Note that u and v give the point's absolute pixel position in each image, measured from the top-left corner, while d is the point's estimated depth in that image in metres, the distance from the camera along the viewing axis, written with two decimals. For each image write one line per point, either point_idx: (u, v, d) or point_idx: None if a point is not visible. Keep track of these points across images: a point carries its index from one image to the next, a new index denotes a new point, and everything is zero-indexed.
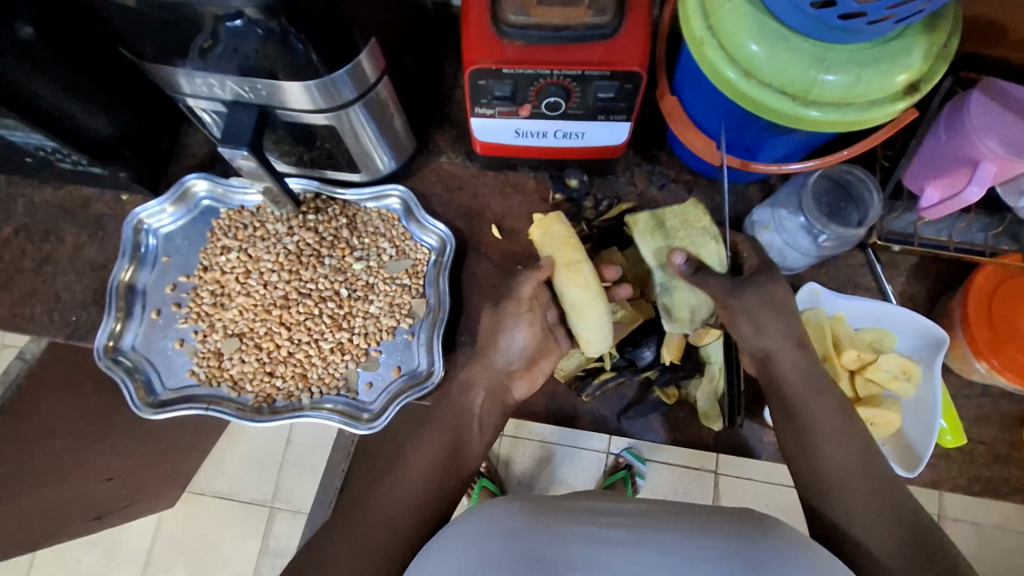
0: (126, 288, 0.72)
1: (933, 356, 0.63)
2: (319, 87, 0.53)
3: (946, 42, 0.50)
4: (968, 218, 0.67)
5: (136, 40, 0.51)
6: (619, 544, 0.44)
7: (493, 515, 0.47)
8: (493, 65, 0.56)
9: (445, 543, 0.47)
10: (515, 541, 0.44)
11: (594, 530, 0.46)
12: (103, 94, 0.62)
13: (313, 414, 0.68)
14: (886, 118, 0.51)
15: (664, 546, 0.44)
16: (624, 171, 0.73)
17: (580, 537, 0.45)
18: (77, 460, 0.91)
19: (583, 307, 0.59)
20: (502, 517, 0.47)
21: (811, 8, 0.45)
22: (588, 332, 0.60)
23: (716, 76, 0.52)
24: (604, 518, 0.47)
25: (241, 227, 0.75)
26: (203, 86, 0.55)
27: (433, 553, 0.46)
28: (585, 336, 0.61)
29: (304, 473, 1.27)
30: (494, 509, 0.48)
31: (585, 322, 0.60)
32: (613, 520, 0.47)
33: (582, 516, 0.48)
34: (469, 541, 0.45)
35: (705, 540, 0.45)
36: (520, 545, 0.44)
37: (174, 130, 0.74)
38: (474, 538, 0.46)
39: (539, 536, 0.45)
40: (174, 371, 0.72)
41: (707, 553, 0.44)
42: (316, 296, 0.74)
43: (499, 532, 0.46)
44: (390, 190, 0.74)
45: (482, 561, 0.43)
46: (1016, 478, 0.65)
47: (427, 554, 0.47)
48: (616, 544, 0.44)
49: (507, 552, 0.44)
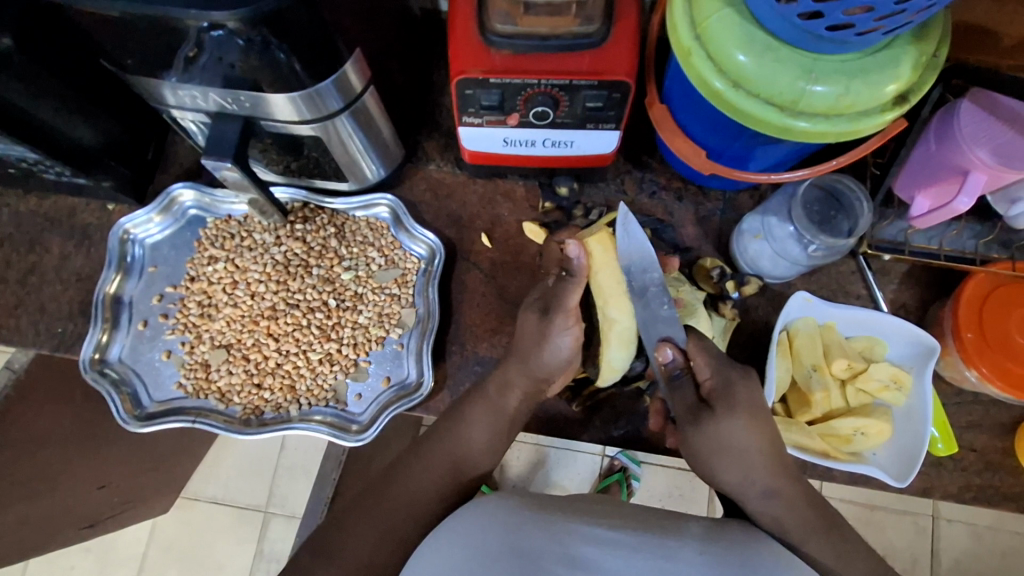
0: (112, 300, 0.71)
1: (924, 365, 0.63)
2: (304, 99, 0.53)
3: (936, 51, 0.50)
4: (959, 225, 0.67)
5: (117, 52, 0.51)
6: (614, 545, 0.44)
7: (491, 512, 0.47)
8: (480, 74, 0.55)
9: (444, 536, 0.47)
10: (513, 533, 0.44)
11: (589, 530, 0.45)
12: (86, 104, 0.62)
13: (301, 425, 0.68)
14: (875, 128, 0.51)
15: (664, 550, 0.44)
16: (614, 178, 0.73)
17: (577, 537, 0.44)
18: (67, 467, 0.90)
19: (627, 339, 0.60)
20: (498, 516, 0.46)
21: (798, 19, 0.45)
22: (610, 364, 0.61)
23: (703, 85, 0.51)
24: (600, 520, 0.47)
25: (229, 237, 0.75)
26: (187, 98, 0.55)
27: (435, 548, 0.46)
28: (611, 368, 0.61)
29: (299, 477, 1.26)
30: (490, 508, 0.47)
31: (624, 353, 0.60)
32: (606, 521, 0.47)
33: (580, 516, 0.47)
34: (474, 533, 0.45)
35: (706, 546, 0.45)
36: (517, 537, 0.44)
37: (159, 139, 0.73)
38: (475, 533, 0.45)
39: (537, 534, 0.44)
40: (161, 383, 0.71)
41: (708, 558, 0.44)
42: (304, 307, 0.73)
43: (497, 525, 0.45)
44: (378, 200, 0.73)
45: (482, 553, 0.43)
46: (1007, 485, 0.65)
47: (428, 545, 0.48)
48: (613, 545, 0.44)
49: (505, 544, 0.43)
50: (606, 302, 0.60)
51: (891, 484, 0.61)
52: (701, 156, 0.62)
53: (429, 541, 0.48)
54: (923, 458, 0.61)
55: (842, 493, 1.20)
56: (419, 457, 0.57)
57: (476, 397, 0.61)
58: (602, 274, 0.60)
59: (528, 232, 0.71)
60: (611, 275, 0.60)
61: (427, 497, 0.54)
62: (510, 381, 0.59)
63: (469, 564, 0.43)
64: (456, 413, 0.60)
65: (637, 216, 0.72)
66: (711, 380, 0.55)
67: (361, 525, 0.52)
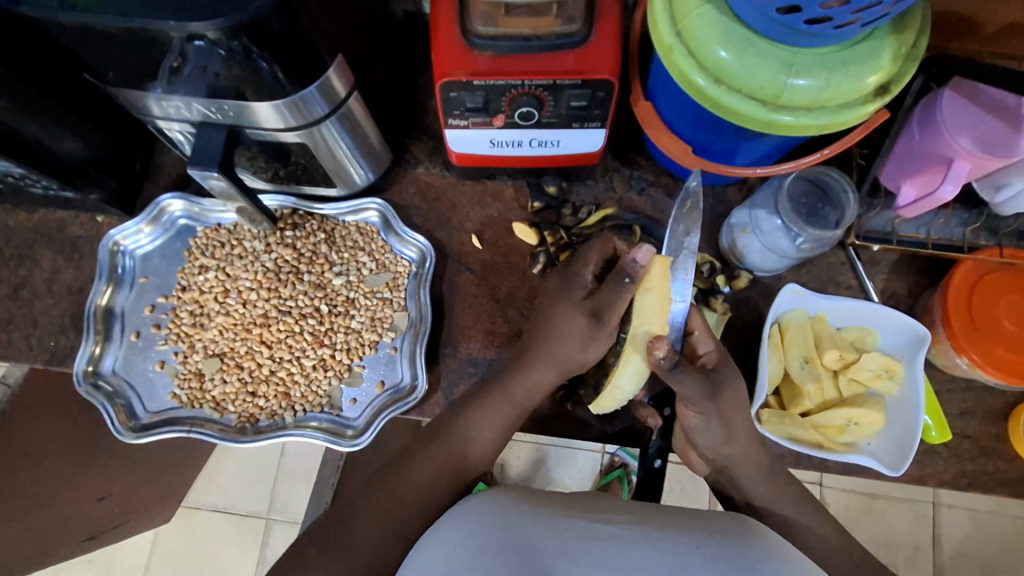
0: (104, 312, 0.71)
1: (916, 353, 0.63)
2: (288, 105, 0.53)
3: (915, 41, 0.50)
4: (946, 214, 0.67)
5: (100, 64, 0.51)
6: (613, 540, 0.44)
7: (490, 509, 0.47)
8: (464, 77, 0.56)
9: (441, 539, 0.47)
10: (511, 531, 0.44)
11: (588, 525, 0.45)
12: (71, 118, 0.61)
13: (297, 432, 0.68)
14: (858, 119, 0.51)
15: (660, 544, 0.44)
16: (602, 176, 0.73)
17: (576, 532, 0.44)
18: (66, 479, 0.90)
19: (637, 369, 0.54)
20: (496, 516, 0.46)
21: (776, 13, 0.45)
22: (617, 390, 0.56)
23: (686, 82, 0.52)
24: (597, 513, 0.47)
25: (219, 246, 0.75)
26: (171, 109, 0.55)
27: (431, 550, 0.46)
28: (614, 393, 0.56)
29: (300, 483, 1.26)
30: (487, 509, 0.47)
31: (632, 385, 0.56)
32: (603, 516, 0.47)
33: (579, 511, 0.47)
34: (470, 535, 0.45)
35: (703, 540, 0.45)
36: (514, 533, 0.44)
37: (147, 151, 0.73)
38: (472, 535, 0.45)
39: (534, 528, 0.44)
40: (155, 393, 0.71)
41: (705, 552, 0.44)
42: (297, 313, 0.73)
43: (494, 524, 0.45)
44: (367, 204, 0.73)
45: (481, 553, 0.43)
46: (1001, 470, 0.65)
47: (425, 548, 0.47)
48: (611, 540, 0.44)
49: (504, 543, 0.43)
50: (640, 322, 0.54)
51: (887, 473, 0.61)
52: (687, 152, 0.62)
53: (428, 540, 0.48)
54: (917, 446, 0.61)
55: (842, 482, 1.20)
56: (415, 457, 0.57)
57: (479, 392, 0.60)
58: (653, 293, 0.54)
59: (518, 232, 0.71)
60: (660, 302, 0.54)
61: (424, 500, 0.54)
62: (539, 381, 0.59)
63: (466, 564, 0.42)
64: (455, 412, 0.60)
65: (626, 213, 0.72)
66: (712, 352, 0.57)
67: (355, 530, 0.52)
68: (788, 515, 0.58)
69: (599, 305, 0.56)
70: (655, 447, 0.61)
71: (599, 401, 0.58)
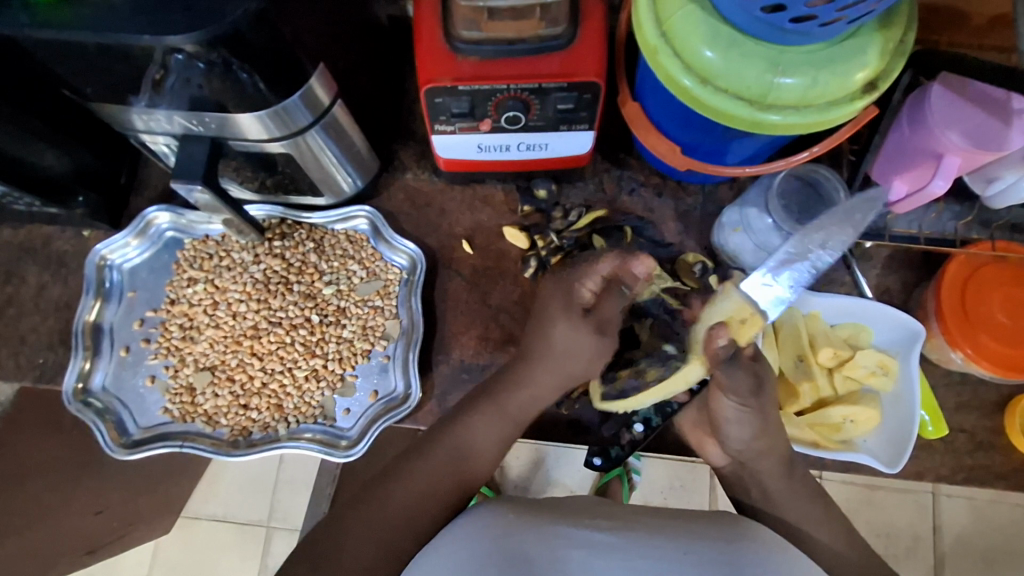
0: (92, 328, 0.71)
1: (910, 348, 0.63)
2: (271, 116, 0.52)
3: (902, 36, 0.50)
4: (938, 207, 0.66)
5: (78, 80, 0.50)
6: (601, 549, 0.43)
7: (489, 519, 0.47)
8: (449, 82, 0.55)
9: (433, 552, 0.46)
10: (502, 542, 0.44)
11: (576, 534, 0.45)
12: (52, 133, 0.61)
13: (291, 445, 0.67)
14: (845, 117, 0.50)
15: (646, 551, 0.43)
16: (592, 177, 0.72)
17: (567, 541, 0.44)
18: (61, 495, 0.89)
19: (670, 393, 0.59)
20: (487, 526, 0.45)
21: (761, 12, 0.45)
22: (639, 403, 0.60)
23: (672, 84, 0.51)
24: (586, 521, 0.47)
25: (207, 257, 0.74)
26: (153, 122, 0.54)
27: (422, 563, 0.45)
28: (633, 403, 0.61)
29: (299, 491, 1.25)
30: (478, 520, 0.47)
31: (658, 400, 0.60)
32: (593, 523, 0.46)
33: (571, 520, 0.47)
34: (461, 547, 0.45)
35: (688, 545, 0.45)
36: (504, 544, 0.43)
37: (132, 164, 0.73)
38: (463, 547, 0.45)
39: (525, 539, 0.44)
40: (146, 409, 0.71)
41: (691, 557, 0.43)
42: (287, 324, 0.73)
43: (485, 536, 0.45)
44: (356, 211, 0.72)
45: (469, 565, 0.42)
46: (999, 464, 0.65)
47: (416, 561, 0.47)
48: (599, 549, 0.43)
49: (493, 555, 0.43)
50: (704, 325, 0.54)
51: (884, 470, 0.61)
52: (675, 152, 0.62)
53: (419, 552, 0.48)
54: (913, 441, 0.61)
55: (843, 474, 1.20)
56: (411, 466, 0.57)
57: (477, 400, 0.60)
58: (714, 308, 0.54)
59: (508, 236, 0.70)
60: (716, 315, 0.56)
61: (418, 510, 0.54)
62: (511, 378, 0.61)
63: None
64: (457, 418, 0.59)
65: (617, 215, 0.71)
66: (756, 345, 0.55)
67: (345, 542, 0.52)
68: (786, 517, 0.57)
69: (602, 321, 0.60)
70: (655, 426, 0.63)
71: (613, 401, 0.62)
